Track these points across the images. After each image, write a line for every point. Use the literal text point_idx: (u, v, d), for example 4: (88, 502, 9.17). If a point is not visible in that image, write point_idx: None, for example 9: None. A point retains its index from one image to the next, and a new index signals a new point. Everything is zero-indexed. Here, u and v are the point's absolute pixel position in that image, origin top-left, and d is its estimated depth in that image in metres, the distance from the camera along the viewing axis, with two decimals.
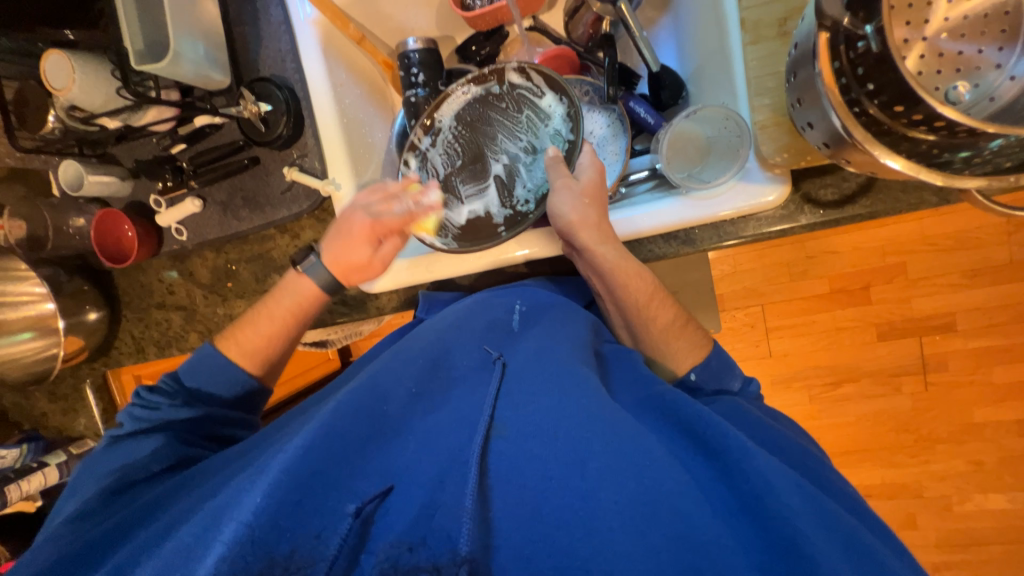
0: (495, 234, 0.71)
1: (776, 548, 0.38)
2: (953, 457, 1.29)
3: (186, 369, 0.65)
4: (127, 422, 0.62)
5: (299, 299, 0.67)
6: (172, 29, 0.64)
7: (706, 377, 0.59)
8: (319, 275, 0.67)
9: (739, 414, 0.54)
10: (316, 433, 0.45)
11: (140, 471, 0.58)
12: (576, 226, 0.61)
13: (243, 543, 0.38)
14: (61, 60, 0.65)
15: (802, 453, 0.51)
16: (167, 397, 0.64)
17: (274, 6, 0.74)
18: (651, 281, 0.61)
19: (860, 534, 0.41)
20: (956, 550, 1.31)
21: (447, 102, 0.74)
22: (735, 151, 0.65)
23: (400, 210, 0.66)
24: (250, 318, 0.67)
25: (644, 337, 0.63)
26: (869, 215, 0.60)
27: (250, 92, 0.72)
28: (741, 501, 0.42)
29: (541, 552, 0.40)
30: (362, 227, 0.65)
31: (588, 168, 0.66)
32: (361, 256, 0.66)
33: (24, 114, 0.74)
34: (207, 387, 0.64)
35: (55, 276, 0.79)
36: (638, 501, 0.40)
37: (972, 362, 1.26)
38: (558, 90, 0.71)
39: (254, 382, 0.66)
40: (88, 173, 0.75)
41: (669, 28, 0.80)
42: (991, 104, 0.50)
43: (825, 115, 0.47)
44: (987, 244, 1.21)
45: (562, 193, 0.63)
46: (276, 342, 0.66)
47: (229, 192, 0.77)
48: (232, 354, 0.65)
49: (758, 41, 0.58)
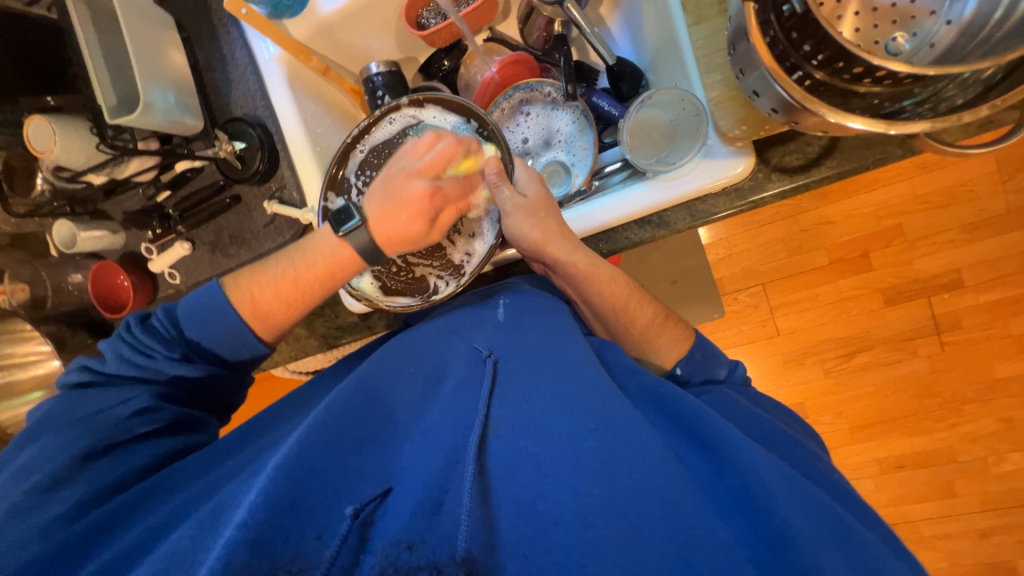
0: (458, 274, 0.68)
1: (765, 539, 0.38)
2: (982, 417, 1.25)
3: (186, 315, 0.59)
4: (112, 361, 0.57)
5: (334, 265, 0.60)
6: (140, 81, 0.67)
7: (691, 369, 0.60)
8: (359, 241, 0.59)
9: (725, 405, 0.54)
10: (307, 430, 0.44)
11: (124, 431, 0.53)
12: (540, 242, 0.62)
13: (244, 547, 0.35)
14: (43, 125, 0.69)
15: (793, 445, 0.50)
16: (163, 343, 0.58)
17: (239, 50, 0.77)
18: (627, 283, 0.62)
19: (844, 518, 0.40)
20: (1000, 514, 1.26)
21: (349, 157, 0.68)
22: (695, 130, 0.66)
23: (460, 184, 0.63)
24: (269, 275, 0.60)
25: (624, 336, 0.63)
26: (839, 175, 0.60)
27: (225, 133, 0.76)
28: (731, 494, 0.42)
29: (538, 550, 0.39)
30: (421, 199, 0.60)
31: (530, 181, 0.65)
32: (415, 228, 0.60)
33: (12, 180, 0.77)
34: (208, 340, 0.58)
35: (59, 332, 0.84)
36: (631, 495, 0.40)
37: (985, 317, 1.23)
38: (465, 113, 0.67)
39: (262, 346, 0.61)
40: (80, 230, 0.78)
41: (621, 23, 0.82)
42: (931, 50, 0.50)
43: (769, 84, 0.48)
44: (981, 196, 1.20)
45: (515, 215, 0.62)
46: (292, 308, 0.60)
47: (215, 232, 0.79)
48: (242, 308, 0.58)
49: (701, 21, 0.59)
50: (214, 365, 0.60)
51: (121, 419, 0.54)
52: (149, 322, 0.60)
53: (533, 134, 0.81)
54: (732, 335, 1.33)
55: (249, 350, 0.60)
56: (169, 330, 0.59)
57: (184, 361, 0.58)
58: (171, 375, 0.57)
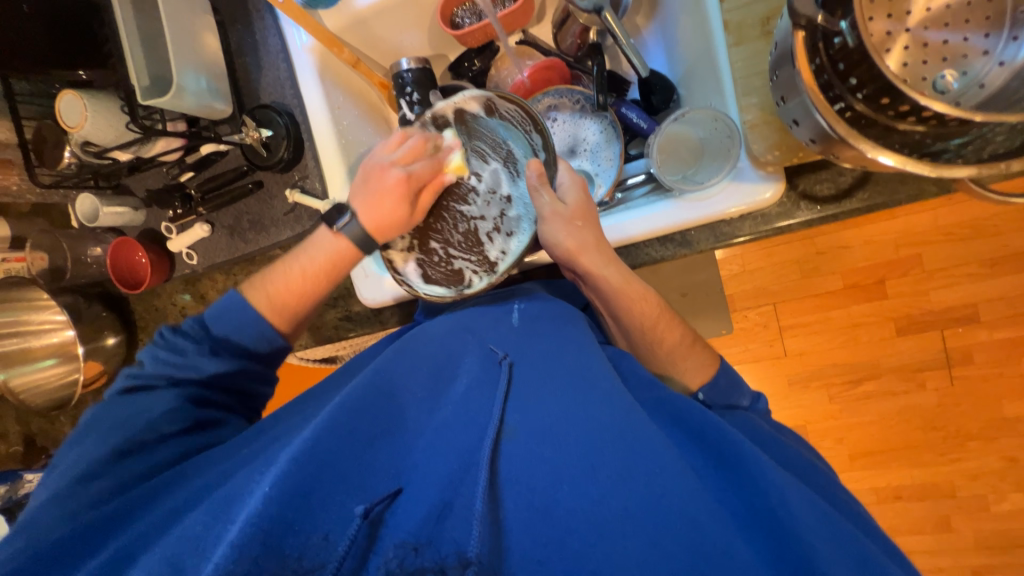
0: (492, 270, 0.67)
1: (789, 565, 0.37)
2: (985, 454, 1.24)
3: (213, 316, 0.61)
4: (148, 363, 0.59)
5: (334, 260, 0.64)
6: (174, 63, 0.67)
7: (714, 396, 0.59)
8: (354, 233, 0.63)
9: (748, 428, 0.53)
10: (320, 426, 0.43)
11: (154, 430, 0.55)
12: (575, 253, 0.60)
13: (255, 542, 0.36)
14: (75, 101, 0.69)
15: (811, 470, 0.50)
16: (193, 342, 0.60)
17: (272, 36, 0.77)
18: (658, 303, 0.62)
19: (869, 550, 0.39)
20: (996, 553, 1.24)
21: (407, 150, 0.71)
22: (726, 151, 0.65)
23: (427, 165, 0.66)
24: (279, 273, 0.64)
25: (649, 356, 0.63)
26: (869, 208, 0.59)
27: (252, 119, 0.75)
28: (751, 512, 0.41)
29: (553, 554, 0.40)
30: (392, 184, 0.63)
31: (570, 188, 0.64)
32: (397, 212, 0.64)
33: (41, 151, 0.77)
34: (235, 336, 0.61)
35: (75, 304, 0.83)
36: (648, 508, 0.39)
37: (999, 354, 1.21)
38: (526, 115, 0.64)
39: (282, 339, 0.63)
40: (103, 205, 0.78)
41: (656, 34, 0.80)
42: (981, 91, 0.49)
43: (809, 113, 0.47)
44: (1004, 232, 1.18)
45: (553, 222, 0.61)
46: (307, 301, 0.64)
47: (235, 217, 0.79)
48: (262, 306, 0.62)
49: (742, 42, 0.59)
50: (242, 359, 0.62)
51: (154, 417, 0.56)
52: (179, 326, 0.62)
53: (559, 140, 0.81)
54: (739, 352, 1.32)
55: (271, 344, 0.62)
56: (196, 327, 0.61)
57: (213, 357, 0.60)
58: (204, 372, 0.59)
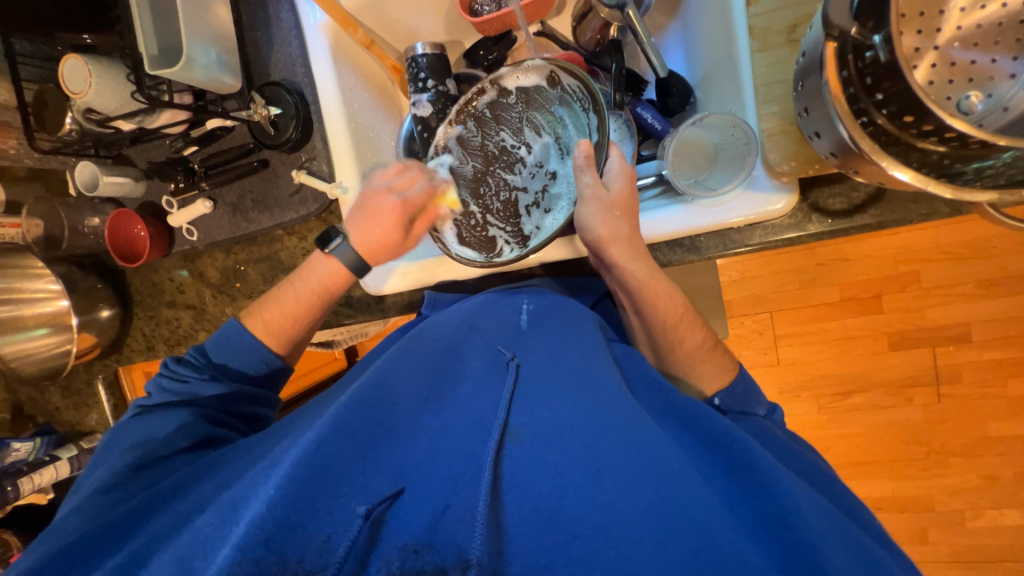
0: (524, 243, 0.69)
1: (800, 569, 0.37)
2: (966, 471, 1.26)
3: (212, 345, 0.63)
4: (155, 393, 0.61)
5: (326, 282, 0.64)
6: (185, 33, 0.65)
7: (731, 401, 0.59)
8: (346, 257, 0.63)
9: (761, 434, 0.54)
10: (326, 428, 0.44)
11: (164, 447, 0.56)
12: (606, 240, 0.60)
13: (256, 545, 0.37)
14: (78, 65, 0.67)
15: (817, 474, 0.51)
16: (195, 370, 0.62)
17: (285, 12, 0.75)
18: (683, 301, 0.61)
19: (880, 559, 0.39)
20: (969, 567, 1.27)
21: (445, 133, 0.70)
22: (742, 159, 0.64)
23: (422, 189, 0.66)
24: (276, 298, 0.64)
25: (670, 356, 0.62)
26: (880, 225, 0.59)
27: (261, 96, 0.74)
28: (763, 519, 0.41)
29: (558, 560, 0.39)
30: (389, 209, 0.63)
31: (617, 176, 0.62)
32: (391, 235, 0.64)
33: (41, 116, 0.74)
34: (235, 363, 0.62)
35: (70, 274, 0.81)
36: (657, 514, 0.39)
37: (988, 374, 1.23)
38: (586, 89, 0.66)
39: (279, 361, 0.64)
40: (103, 175, 0.77)
41: (678, 33, 0.79)
42: (1005, 114, 0.49)
43: (832, 125, 0.47)
44: (1003, 254, 1.18)
45: (591, 204, 0.61)
46: (300, 323, 0.64)
47: (238, 194, 0.78)
48: (258, 331, 0.63)
49: (766, 48, 0.58)
50: (241, 383, 0.63)
51: (167, 436, 0.56)
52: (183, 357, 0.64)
53: None
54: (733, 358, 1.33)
55: (268, 365, 0.63)
56: (197, 357, 0.63)
57: (214, 383, 0.62)
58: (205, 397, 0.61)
